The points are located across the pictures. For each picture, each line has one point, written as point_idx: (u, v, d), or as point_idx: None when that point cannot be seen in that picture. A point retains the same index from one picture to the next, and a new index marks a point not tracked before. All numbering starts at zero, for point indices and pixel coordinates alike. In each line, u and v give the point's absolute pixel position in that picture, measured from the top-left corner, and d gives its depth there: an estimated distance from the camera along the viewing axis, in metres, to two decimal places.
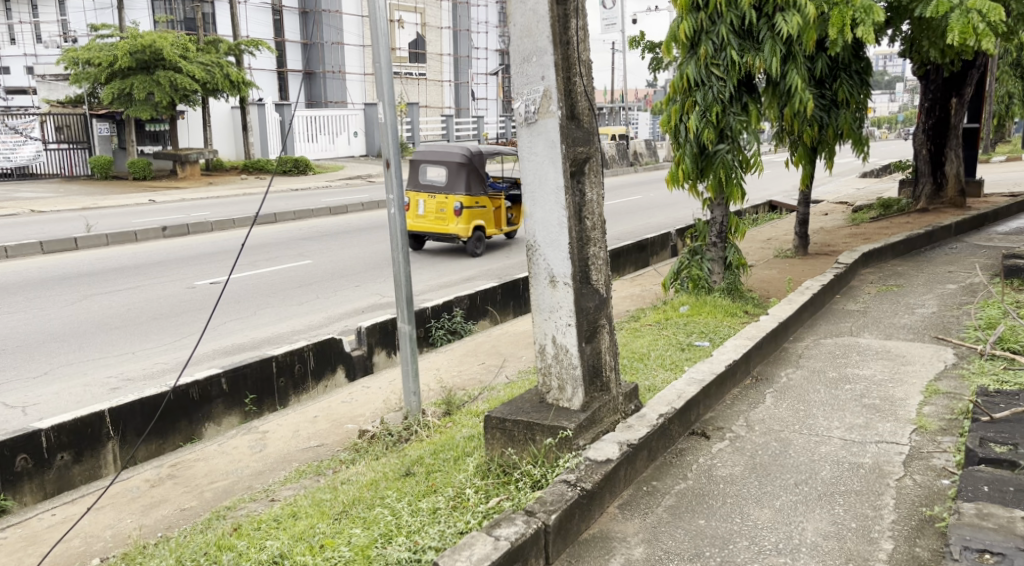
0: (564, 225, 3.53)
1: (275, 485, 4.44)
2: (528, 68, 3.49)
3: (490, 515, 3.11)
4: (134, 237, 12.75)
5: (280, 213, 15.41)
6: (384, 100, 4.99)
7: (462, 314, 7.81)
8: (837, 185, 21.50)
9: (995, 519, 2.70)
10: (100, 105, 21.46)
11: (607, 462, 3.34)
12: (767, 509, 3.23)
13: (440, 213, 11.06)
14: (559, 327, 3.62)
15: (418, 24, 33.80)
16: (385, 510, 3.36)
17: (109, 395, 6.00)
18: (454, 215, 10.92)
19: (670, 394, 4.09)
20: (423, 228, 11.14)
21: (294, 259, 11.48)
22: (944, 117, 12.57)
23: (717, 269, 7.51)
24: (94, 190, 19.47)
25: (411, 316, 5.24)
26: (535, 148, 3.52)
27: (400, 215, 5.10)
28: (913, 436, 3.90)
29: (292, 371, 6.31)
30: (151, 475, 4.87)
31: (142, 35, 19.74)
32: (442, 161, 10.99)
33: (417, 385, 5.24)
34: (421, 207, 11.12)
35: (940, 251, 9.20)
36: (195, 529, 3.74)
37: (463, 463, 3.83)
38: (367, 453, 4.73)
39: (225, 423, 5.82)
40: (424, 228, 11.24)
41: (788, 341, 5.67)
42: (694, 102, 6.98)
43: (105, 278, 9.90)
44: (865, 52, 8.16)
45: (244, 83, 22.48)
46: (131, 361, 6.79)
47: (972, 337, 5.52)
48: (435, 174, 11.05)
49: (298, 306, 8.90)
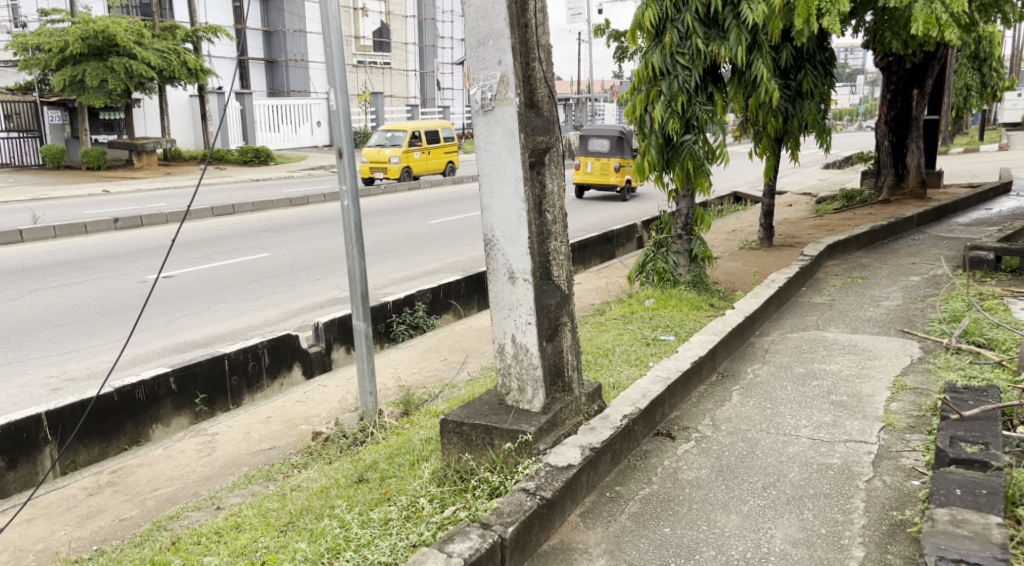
0: (523, 219, 3.35)
1: (222, 491, 4.23)
2: (484, 52, 3.31)
3: (445, 526, 2.95)
4: (84, 229, 12.33)
5: (239, 204, 15.03)
6: (336, 86, 4.78)
7: (424, 308, 7.62)
8: (801, 176, 21.63)
9: (970, 526, 2.60)
10: (51, 92, 20.81)
11: (569, 468, 3.19)
12: (734, 515, 3.10)
13: (604, 170, 15.98)
14: (519, 326, 3.46)
15: (382, 13, 33.27)
16: (334, 522, 3.19)
17: (49, 396, 5.71)
18: (615, 171, 16.00)
19: (634, 393, 3.94)
20: (591, 180, 16.16)
21: (252, 252, 11.17)
22: (906, 108, 12.63)
23: (682, 261, 7.41)
24: (44, 180, 18.87)
25: (367, 313, 5.04)
26: (492, 137, 3.34)
27: (353, 207, 4.88)
28: (881, 435, 3.80)
29: (245, 368, 6.06)
30: (89, 483, 4.61)
31: (95, 20, 19.13)
32: (605, 135, 16.20)
33: (373, 385, 5.04)
34: (590, 167, 16.15)
35: (903, 242, 9.21)
36: (132, 544, 3.54)
37: (419, 468, 3.66)
38: (320, 457, 4.54)
39: (174, 424, 5.57)
40: (590, 181, 16.24)
41: (754, 335, 5.57)
42: (659, 91, 6.83)
43: (51, 272, 9.52)
44: (829, 43, 8.09)
45: (203, 70, 21.85)
46: (74, 360, 6.48)
47: (937, 331, 5.47)
48: (600, 144, 16.22)
49: (254, 301, 8.62)
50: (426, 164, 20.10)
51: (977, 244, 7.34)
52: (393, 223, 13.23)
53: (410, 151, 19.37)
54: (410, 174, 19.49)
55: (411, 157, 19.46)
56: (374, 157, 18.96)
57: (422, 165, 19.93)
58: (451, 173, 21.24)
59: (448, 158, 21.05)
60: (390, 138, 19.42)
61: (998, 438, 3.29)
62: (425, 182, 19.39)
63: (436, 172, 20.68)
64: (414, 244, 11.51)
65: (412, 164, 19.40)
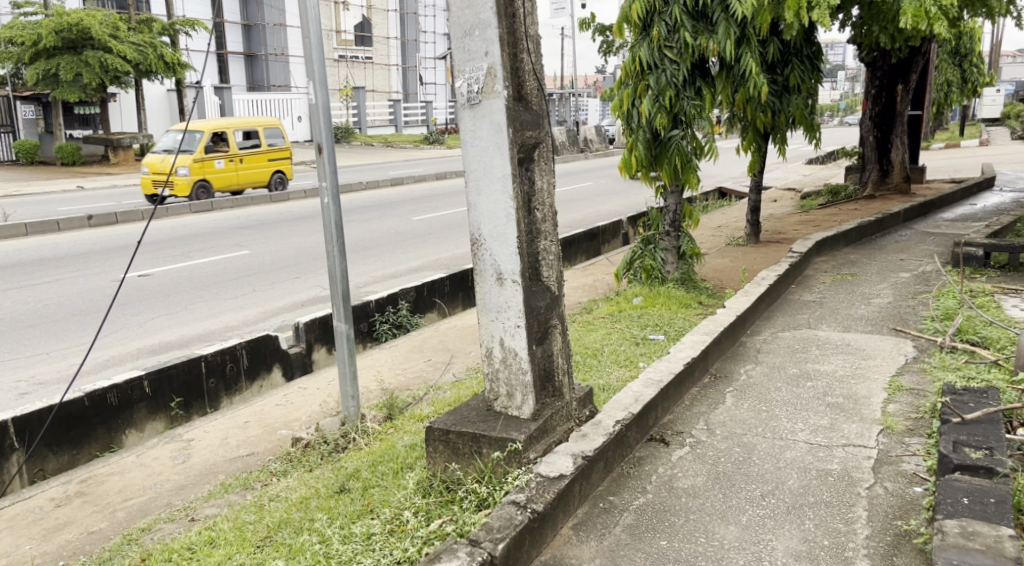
0: (511, 218, 3.20)
1: (197, 502, 4.07)
2: (470, 42, 3.15)
3: (431, 541, 2.81)
4: (57, 226, 12.04)
5: (217, 200, 14.76)
6: (316, 78, 4.60)
7: (408, 307, 7.45)
8: (785, 171, 21.61)
9: (981, 539, 2.50)
10: (24, 87, 20.45)
11: (561, 478, 3.04)
12: (733, 526, 2.98)
13: None
14: (507, 329, 3.31)
15: (364, 7, 32.91)
16: (313, 536, 3.05)
17: (16, 402, 5.50)
18: None
19: (626, 398, 3.81)
20: None
21: (231, 249, 10.95)
22: (890, 103, 12.58)
23: (670, 258, 7.28)
24: (18, 177, 18.49)
25: (348, 314, 4.87)
26: (479, 132, 3.20)
27: (334, 205, 4.71)
28: (881, 438, 3.69)
29: (223, 371, 5.87)
30: (57, 494, 4.43)
31: (69, 13, 18.75)
32: None
33: (355, 389, 4.87)
34: None
35: (890, 238, 9.15)
36: (100, 560, 3.37)
37: (403, 478, 3.51)
38: (300, 464, 4.37)
39: (149, 430, 5.38)
40: None
41: (745, 334, 5.46)
42: (647, 86, 6.68)
43: (23, 271, 9.27)
44: (816, 37, 7.99)
45: (181, 64, 21.46)
46: (44, 363, 6.27)
47: (931, 329, 5.37)
48: None
49: (233, 300, 8.43)
50: (239, 175, 15.58)
51: (966, 240, 7.28)
52: (375, 219, 13.02)
53: (209, 159, 14.85)
54: (209, 189, 15.05)
55: (210, 166, 14.95)
56: (156, 167, 14.53)
57: (231, 176, 15.42)
58: (280, 187, 16.61)
59: (276, 166, 16.35)
60: (185, 141, 14.85)
61: (1002, 443, 3.17)
62: (408, 178, 19.16)
63: (258, 185, 16.13)
64: (397, 240, 11.34)
65: (210, 176, 14.93)
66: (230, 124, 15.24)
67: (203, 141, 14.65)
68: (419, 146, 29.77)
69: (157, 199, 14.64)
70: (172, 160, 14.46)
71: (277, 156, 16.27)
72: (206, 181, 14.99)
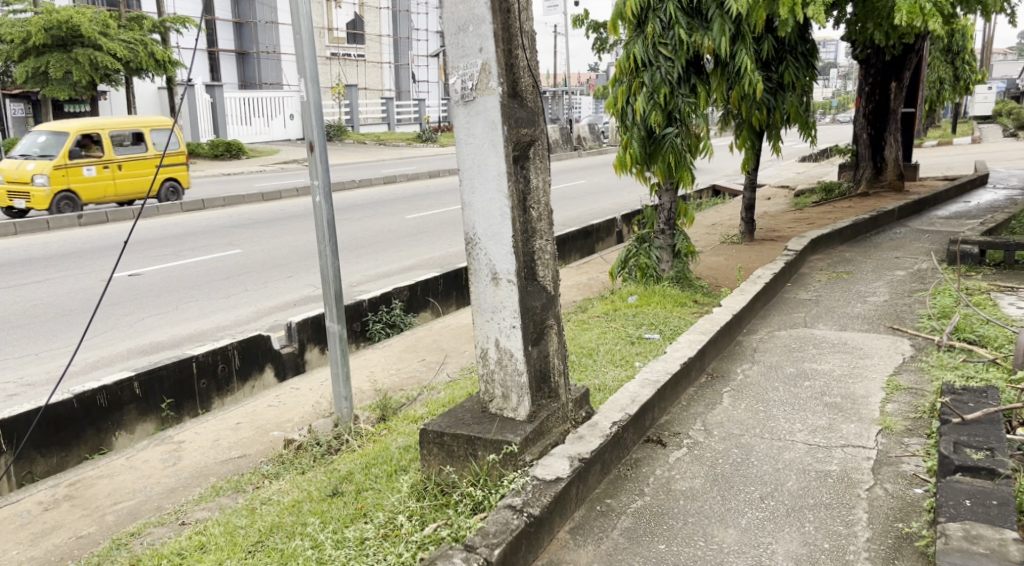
0: (506, 216, 3.15)
1: (187, 505, 4.01)
2: (465, 38, 3.11)
3: (425, 546, 2.77)
4: (47, 225, 11.92)
5: (209, 199, 14.67)
6: (307, 76, 4.54)
7: (401, 306, 7.40)
8: (779, 169, 21.64)
9: (986, 543, 2.47)
10: (14, 86, 20.36)
11: (557, 481, 3.00)
12: (732, 529, 2.93)
13: None
14: (503, 329, 3.26)
15: (356, 5, 32.77)
16: (306, 541, 3.00)
17: (3, 404, 5.43)
18: None
19: (623, 398, 3.77)
20: None
21: (223, 248, 10.88)
22: (884, 101, 12.58)
23: (665, 256, 7.23)
24: None
25: (341, 314, 4.80)
26: (473, 129, 3.14)
27: (326, 204, 4.66)
28: (880, 439, 3.65)
29: (214, 371, 5.81)
30: (46, 497, 4.36)
31: (58, 10, 18.62)
32: None
33: (348, 389, 4.81)
34: None
35: (885, 236, 9.13)
36: None
37: (397, 481, 3.46)
38: (292, 466, 4.31)
39: (139, 431, 5.32)
40: None
41: (741, 333, 5.42)
42: (641, 83, 6.63)
43: (12, 271, 9.18)
44: (811, 34, 7.95)
45: (171, 62, 21.29)
46: (33, 364, 6.20)
47: (927, 327, 5.34)
48: None
49: (224, 300, 8.36)
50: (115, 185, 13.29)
51: (962, 238, 7.26)
52: (367, 218, 12.96)
53: (74, 166, 12.60)
54: (75, 200, 12.78)
55: (77, 174, 12.71)
56: (12, 175, 12.47)
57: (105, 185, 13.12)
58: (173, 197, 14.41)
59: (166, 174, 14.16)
60: (47, 144, 12.61)
61: (1002, 443, 3.14)
62: (401, 176, 19.08)
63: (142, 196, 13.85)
64: (390, 239, 11.28)
65: (75, 186, 12.64)
66: (105, 126, 12.88)
67: (66, 144, 12.43)
68: (412, 144, 29.69)
69: (13, 211, 12.78)
70: (29, 167, 12.42)
71: (165, 162, 14.02)
72: (71, 192, 12.73)
